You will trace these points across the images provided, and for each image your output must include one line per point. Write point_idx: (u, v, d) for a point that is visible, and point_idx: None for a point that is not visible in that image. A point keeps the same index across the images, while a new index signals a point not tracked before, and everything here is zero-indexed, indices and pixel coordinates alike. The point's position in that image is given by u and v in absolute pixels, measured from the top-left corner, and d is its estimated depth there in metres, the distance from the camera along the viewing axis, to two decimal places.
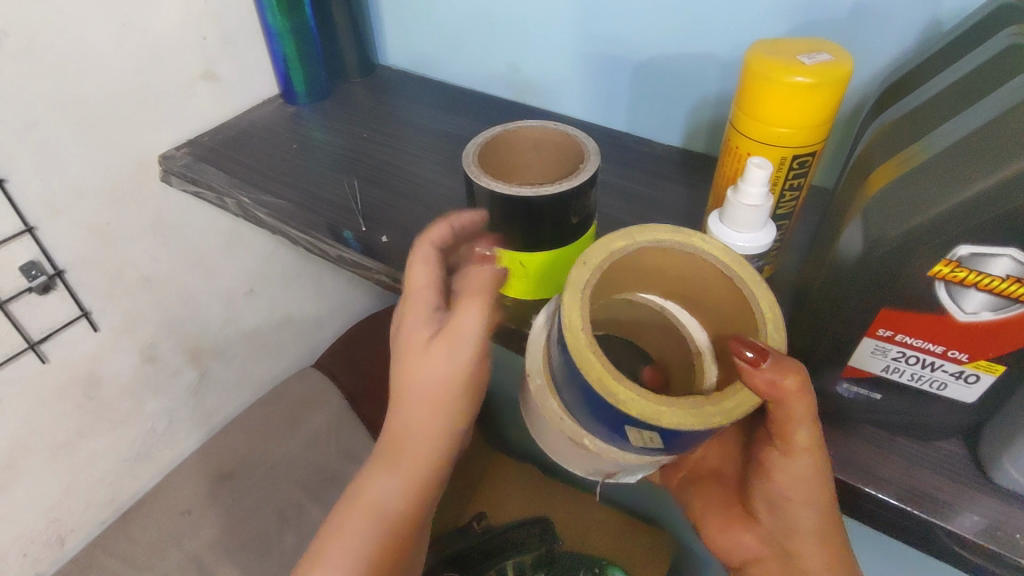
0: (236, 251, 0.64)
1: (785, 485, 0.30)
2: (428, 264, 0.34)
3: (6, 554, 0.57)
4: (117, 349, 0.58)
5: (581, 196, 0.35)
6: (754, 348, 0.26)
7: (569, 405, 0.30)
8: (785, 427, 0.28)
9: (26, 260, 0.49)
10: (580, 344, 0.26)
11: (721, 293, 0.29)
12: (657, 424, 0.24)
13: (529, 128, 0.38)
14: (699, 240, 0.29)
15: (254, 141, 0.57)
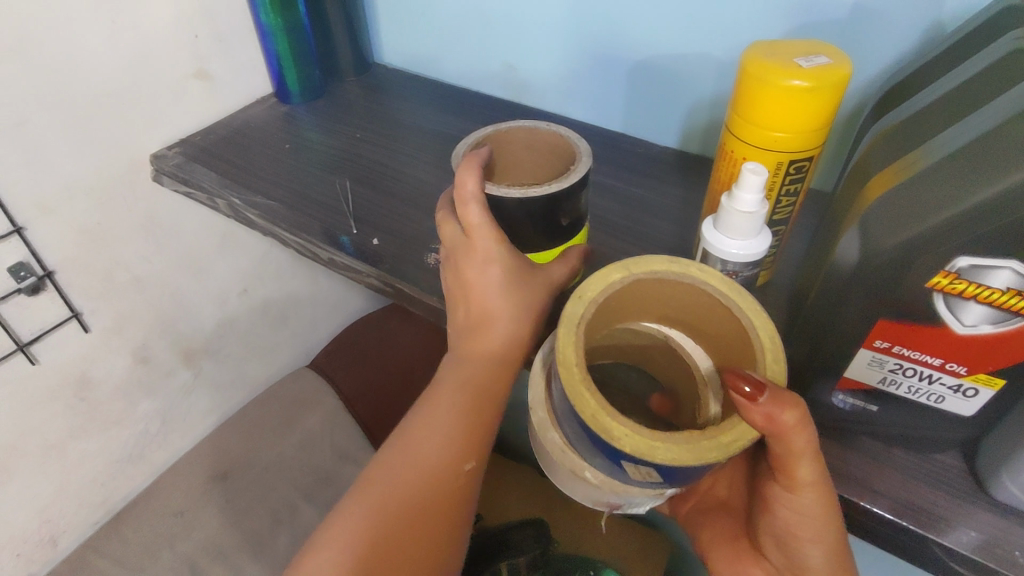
0: (229, 251, 0.64)
1: (787, 517, 0.30)
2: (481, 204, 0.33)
3: None
4: (109, 350, 0.57)
5: (572, 197, 0.35)
6: (752, 382, 0.25)
7: (570, 438, 0.30)
8: (787, 462, 0.27)
9: (15, 261, 0.48)
10: (575, 379, 0.26)
11: (723, 322, 0.29)
12: (651, 462, 0.24)
13: (521, 130, 0.37)
14: (696, 270, 0.28)
15: (247, 140, 0.56)
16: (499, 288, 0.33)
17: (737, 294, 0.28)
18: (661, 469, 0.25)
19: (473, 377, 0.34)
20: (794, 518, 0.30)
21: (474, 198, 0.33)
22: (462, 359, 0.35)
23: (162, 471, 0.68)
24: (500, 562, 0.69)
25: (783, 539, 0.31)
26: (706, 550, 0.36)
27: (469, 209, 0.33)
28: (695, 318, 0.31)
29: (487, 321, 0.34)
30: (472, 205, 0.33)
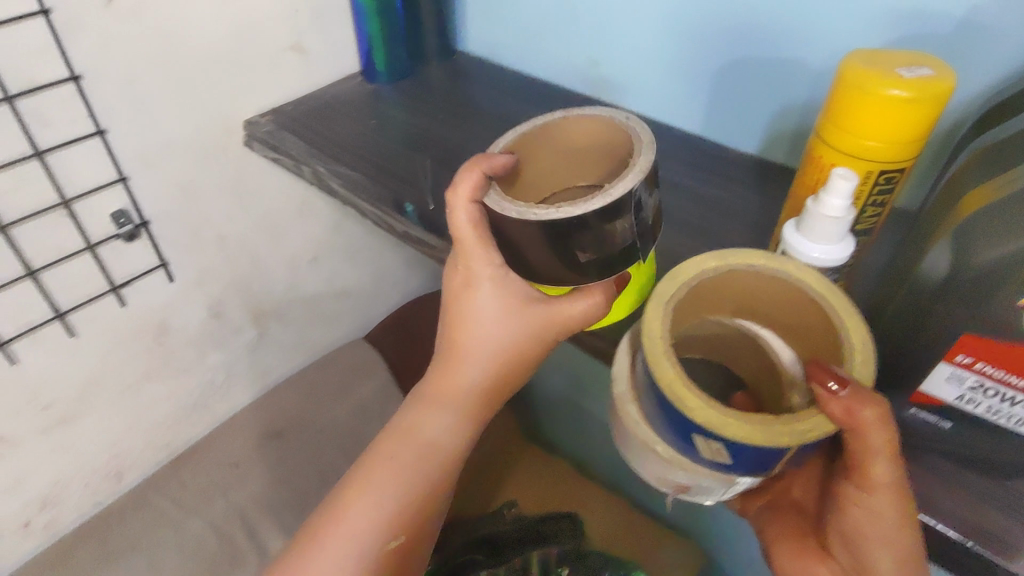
0: (306, 219, 0.67)
1: (858, 516, 0.30)
2: (470, 219, 0.33)
3: (69, 481, 0.61)
4: (188, 301, 0.61)
5: (586, 228, 0.31)
6: (835, 375, 0.26)
7: (645, 412, 0.31)
8: (863, 460, 0.28)
9: (117, 208, 0.52)
10: (657, 349, 0.27)
11: (813, 322, 0.29)
12: (720, 434, 0.25)
13: (592, 120, 0.35)
14: (793, 267, 0.29)
15: (334, 114, 0.59)
16: (488, 318, 0.35)
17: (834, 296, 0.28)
18: (732, 446, 0.26)
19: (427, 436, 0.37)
20: (865, 519, 0.30)
21: (464, 204, 0.33)
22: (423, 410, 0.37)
23: (221, 422, 0.71)
24: (534, 552, 0.70)
25: (857, 541, 0.30)
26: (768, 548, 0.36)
27: (461, 223, 0.33)
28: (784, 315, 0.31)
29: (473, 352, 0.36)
30: (462, 209, 0.33)
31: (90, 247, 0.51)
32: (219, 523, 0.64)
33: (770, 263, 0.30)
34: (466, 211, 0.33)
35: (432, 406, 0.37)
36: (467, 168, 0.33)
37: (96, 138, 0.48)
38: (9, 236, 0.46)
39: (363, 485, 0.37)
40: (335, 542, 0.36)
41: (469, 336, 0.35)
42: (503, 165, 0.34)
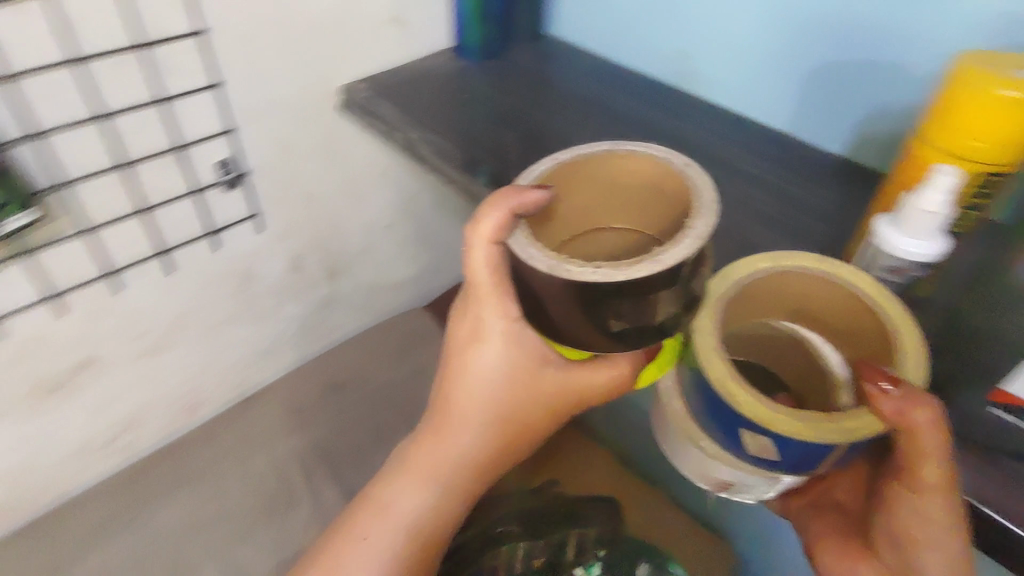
0: (385, 186, 0.70)
1: (907, 522, 0.31)
2: (488, 264, 0.31)
3: (151, 409, 0.65)
4: (273, 251, 0.64)
5: (624, 297, 0.27)
6: (887, 376, 0.27)
7: (690, 408, 0.34)
8: (914, 464, 0.29)
9: (222, 156, 0.55)
10: (706, 345, 0.30)
11: (866, 325, 0.31)
12: (771, 427, 0.27)
13: (646, 159, 0.31)
14: (845, 271, 0.31)
15: (426, 86, 0.61)
16: (499, 383, 0.35)
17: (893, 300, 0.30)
18: (781, 440, 0.28)
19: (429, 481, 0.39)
20: (914, 526, 0.31)
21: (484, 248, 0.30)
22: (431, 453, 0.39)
23: (287, 371, 0.75)
24: (574, 531, 0.72)
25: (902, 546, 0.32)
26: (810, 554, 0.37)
27: (473, 273, 0.32)
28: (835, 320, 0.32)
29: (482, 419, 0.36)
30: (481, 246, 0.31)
31: (197, 191, 0.55)
32: (280, 465, 0.67)
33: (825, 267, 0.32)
34: (479, 264, 0.31)
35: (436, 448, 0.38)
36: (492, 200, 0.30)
37: (213, 89, 0.52)
38: (129, 172, 0.50)
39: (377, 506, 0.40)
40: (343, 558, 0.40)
41: (473, 392, 0.36)
42: (535, 202, 0.29)
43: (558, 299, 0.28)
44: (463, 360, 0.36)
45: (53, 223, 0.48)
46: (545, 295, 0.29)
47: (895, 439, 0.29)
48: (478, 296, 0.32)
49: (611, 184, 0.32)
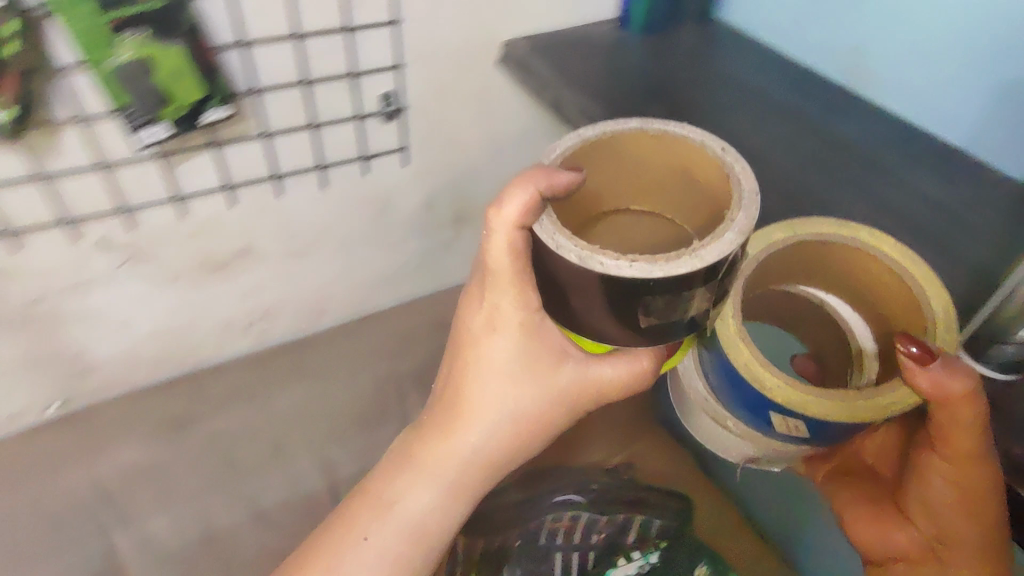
0: (524, 145, 0.73)
1: (938, 482, 0.40)
2: (513, 246, 0.33)
3: (284, 307, 0.73)
4: (413, 187, 0.69)
5: (656, 294, 0.29)
6: (922, 350, 0.35)
7: (715, 391, 0.43)
8: (950, 434, 0.37)
9: (387, 90, 0.60)
10: (732, 339, 0.38)
11: (890, 292, 0.40)
12: (805, 413, 0.36)
13: (681, 141, 0.32)
14: (863, 234, 0.39)
15: (584, 53, 0.63)
16: (513, 377, 0.38)
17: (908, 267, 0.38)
18: (809, 421, 0.37)
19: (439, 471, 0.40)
20: (943, 487, 0.40)
21: (507, 233, 0.32)
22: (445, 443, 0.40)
23: (402, 300, 0.81)
24: (636, 518, 0.72)
25: (932, 504, 0.41)
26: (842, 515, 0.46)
27: (494, 262, 0.34)
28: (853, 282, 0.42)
29: (494, 414, 0.39)
30: (505, 229, 0.33)
31: (360, 117, 0.60)
32: (381, 381, 0.73)
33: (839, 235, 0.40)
34: (500, 251, 0.33)
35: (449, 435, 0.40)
36: (519, 180, 0.31)
37: (391, 26, 0.56)
38: (307, 91, 0.56)
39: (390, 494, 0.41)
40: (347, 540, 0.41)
41: (488, 375, 0.39)
42: (566, 186, 0.31)
43: (586, 291, 0.30)
44: (475, 353, 0.39)
45: (241, 123, 0.55)
46: (570, 286, 0.31)
47: (934, 411, 0.37)
48: (500, 283, 0.35)
49: (643, 160, 0.34)
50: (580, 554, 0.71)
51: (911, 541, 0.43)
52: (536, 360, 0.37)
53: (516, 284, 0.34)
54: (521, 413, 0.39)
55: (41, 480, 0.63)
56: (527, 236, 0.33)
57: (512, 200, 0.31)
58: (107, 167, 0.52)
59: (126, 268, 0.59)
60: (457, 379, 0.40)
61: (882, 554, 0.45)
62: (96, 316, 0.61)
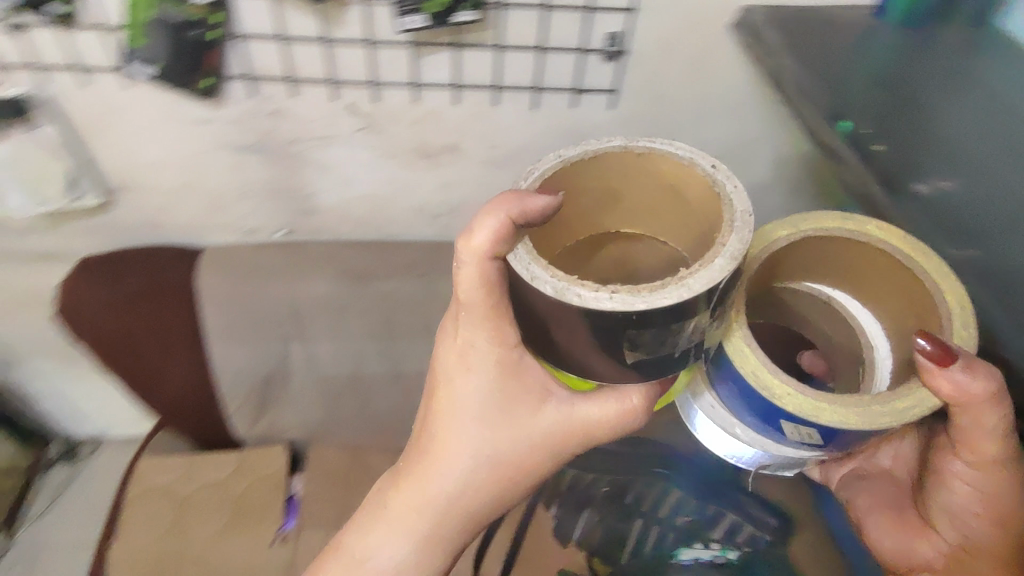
0: (732, 122, 0.73)
1: (960, 489, 0.54)
2: (489, 275, 0.42)
3: (467, 208, 0.81)
4: (612, 132, 0.73)
5: (637, 329, 0.37)
6: (946, 356, 0.42)
7: (724, 399, 0.50)
8: (977, 446, 0.50)
9: (615, 30, 0.62)
10: (740, 350, 0.45)
11: (897, 284, 0.48)
12: (817, 420, 0.43)
13: (663, 156, 0.42)
14: (874, 229, 0.47)
15: (827, 30, 0.60)
16: (491, 418, 0.49)
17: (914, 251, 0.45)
18: (823, 427, 0.44)
19: (427, 507, 0.51)
20: (966, 492, 0.54)
21: (478, 262, 0.42)
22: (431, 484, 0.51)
23: None
24: (727, 514, 0.70)
25: (953, 508, 0.56)
26: (873, 513, 0.62)
27: (472, 293, 0.43)
28: (854, 272, 0.51)
29: (478, 457, 0.50)
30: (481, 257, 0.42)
31: (582, 51, 0.64)
32: None
33: (844, 228, 0.48)
34: (478, 285, 0.43)
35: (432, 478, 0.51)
36: (489, 211, 0.40)
37: None
38: (544, 15, 0.60)
39: (384, 530, 0.52)
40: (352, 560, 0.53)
41: (465, 415, 0.50)
42: (536, 216, 0.40)
43: (569, 325, 0.39)
44: (460, 387, 0.49)
45: (481, 31, 0.62)
46: (558, 324, 0.40)
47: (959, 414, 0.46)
48: (479, 314, 0.45)
49: (631, 177, 0.45)
50: (659, 529, 0.72)
51: (937, 551, 0.57)
52: (517, 393, 0.48)
53: (490, 313, 0.45)
54: (501, 455, 0.50)
55: (247, 280, 0.76)
56: (499, 264, 0.42)
57: (480, 229, 0.40)
58: (371, 43, 0.62)
59: (361, 133, 0.70)
60: (436, 431, 0.51)
61: (909, 550, 0.59)
62: (331, 168, 0.74)
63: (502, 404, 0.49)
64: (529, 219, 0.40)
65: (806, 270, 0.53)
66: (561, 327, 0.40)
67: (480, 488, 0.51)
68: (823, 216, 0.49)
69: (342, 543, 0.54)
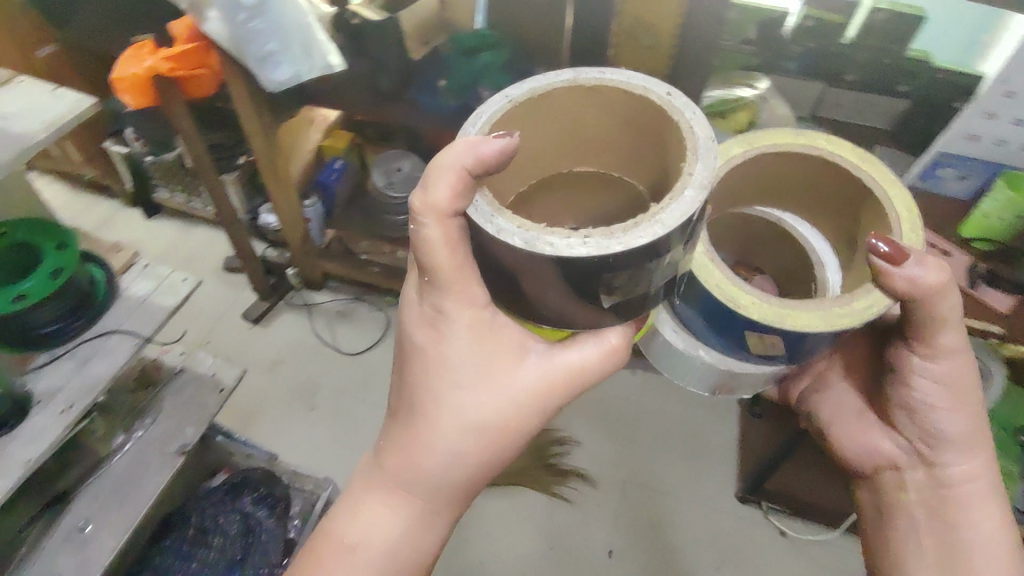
0: None
1: (907, 389, 0.75)
2: (450, 237, 0.53)
3: None
4: None
5: (608, 274, 0.45)
6: (889, 246, 0.59)
7: (686, 314, 0.68)
8: (928, 335, 0.68)
9: None
10: (708, 270, 0.62)
11: (831, 190, 0.69)
12: (783, 326, 0.59)
13: (611, 88, 0.53)
14: (815, 141, 0.67)
15: None
16: (472, 378, 0.61)
17: (869, 168, 0.65)
18: (785, 334, 0.59)
19: (420, 471, 0.62)
20: (924, 395, 0.74)
21: (439, 219, 0.53)
22: (405, 449, 0.62)
23: None
24: None
25: (907, 404, 0.76)
26: (834, 421, 0.87)
27: (438, 253, 0.54)
28: (801, 192, 0.73)
29: (462, 424, 0.61)
30: (438, 225, 0.53)
31: None
32: None
33: (798, 143, 0.67)
34: (442, 242, 0.53)
35: (407, 443, 0.62)
36: (450, 170, 0.50)
37: None
38: None
39: (378, 499, 0.64)
40: (350, 524, 0.64)
41: (430, 361, 0.62)
42: (500, 149, 0.49)
43: (536, 285, 0.48)
44: (436, 346, 0.61)
45: None
46: (536, 287, 0.49)
47: (910, 306, 0.64)
48: (449, 279, 0.55)
49: (572, 105, 0.55)
50: None
51: (897, 446, 0.80)
52: (481, 333, 0.59)
53: (458, 269, 0.55)
54: (480, 420, 0.61)
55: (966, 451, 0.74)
56: (459, 220, 0.53)
57: (443, 187, 0.50)
58: None
59: None
60: (420, 409, 0.62)
61: (880, 457, 0.81)
62: None
63: (471, 358, 0.60)
64: (484, 164, 0.49)
65: (763, 191, 0.74)
66: (533, 286, 0.49)
67: (467, 454, 0.62)
68: (769, 131, 0.69)
69: (333, 526, 0.65)
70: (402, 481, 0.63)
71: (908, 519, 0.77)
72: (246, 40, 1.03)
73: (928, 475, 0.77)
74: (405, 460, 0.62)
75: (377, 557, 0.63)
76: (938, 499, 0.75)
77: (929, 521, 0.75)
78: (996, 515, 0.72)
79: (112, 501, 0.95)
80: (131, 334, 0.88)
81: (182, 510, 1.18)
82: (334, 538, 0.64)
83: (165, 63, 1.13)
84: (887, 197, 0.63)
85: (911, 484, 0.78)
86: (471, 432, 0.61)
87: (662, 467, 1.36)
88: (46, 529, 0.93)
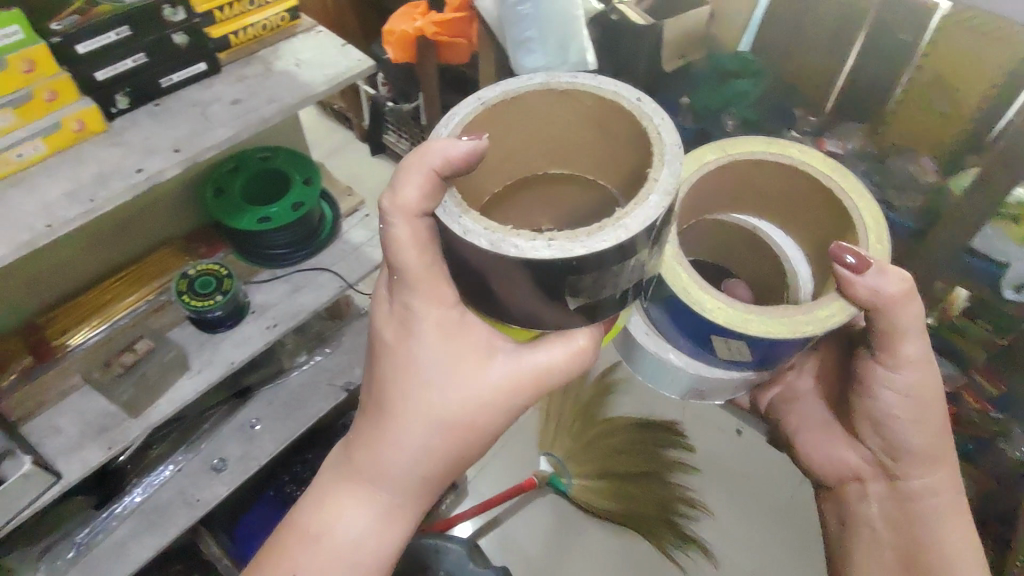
0: None
1: (874, 403, 0.72)
2: (416, 233, 0.52)
3: None
4: None
5: (573, 276, 0.44)
6: (857, 258, 0.58)
7: (658, 319, 0.66)
8: (894, 345, 0.66)
9: None
10: (673, 266, 0.60)
11: (803, 202, 0.67)
12: (744, 331, 0.57)
13: (580, 93, 0.51)
14: (789, 151, 0.65)
15: None
16: (440, 377, 0.58)
17: (836, 178, 0.63)
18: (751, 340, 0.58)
19: (383, 466, 0.59)
20: (891, 413, 0.72)
21: (408, 219, 0.51)
22: (369, 446, 0.60)
23: None
24: None
25: (880, 425, 0.74)
26: (795, 429, 0.86)
27: (407, 250, 0.52)
28: (771, 202, 0.70)
29: (428, 421, 0.58)
30: (406, 224, 0.51)
31: None
32: None
33: (768, 151, 0.65)
34: (410, 241, 0.52)
35: (371, 439, 0.60)
36: (418, 172, 0.49)
37: None
38: None
39: (341, 494, 0.61)
40: (314, 517, 0.61)
41: (397, 359, 0.59)
42: (472, 154, 0.48)
43: (503, 288, 0.47)
44: (405, 347, 0.58)
45: None
46: (510, 292, 0.47)
47: (873, 315, 0.62)
48: (417, 280, 0.54)
49: (548, 109, 0.52)
50: None
51: (862, 459, 0.80)
52: (445, 333, 0.56)
53: (428, 270, 0.53)
54: (447, 418, 0.58)
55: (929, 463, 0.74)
56: (427, 218, 0.51)
57: (413, 187, 0.49)
58: None
59: None
60: (385, 408, 0.59)
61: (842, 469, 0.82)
62: None
63: (438, 358, 0.57)
64: (454, 166, 0.48)
65: (734, 198, 0.71)
66: (503, 290, 0.47)
67: (433, 451, 0.59)
68: (742, 139, 0.66)
69: (298, 515, 0.63)
70: (365, 474, 0.60)
71: (869, 532, 0.78)
72: (511, 23, 1.04)
73: (889, 488, 0.78)
74: (369, 456, 0.60)
75: (343, 548, 0.60)
76: (902, 514, 0.76)
77: (889, 533, 0.77)
78: (962, 529, 0.74)
79: (282, 411, 1.07)
80: (340, 277, 0.96)
81: (329, 433, 1.28)
82: (299, 529, 0.62)
83: (432, 27, 1.20)
84: (860, 210, 0.62)
85: (873, 494, 0.79)
86: (436, 430, 0.59)
87: (711, 488, 1.31)
88: (225, 417, 1.06)
